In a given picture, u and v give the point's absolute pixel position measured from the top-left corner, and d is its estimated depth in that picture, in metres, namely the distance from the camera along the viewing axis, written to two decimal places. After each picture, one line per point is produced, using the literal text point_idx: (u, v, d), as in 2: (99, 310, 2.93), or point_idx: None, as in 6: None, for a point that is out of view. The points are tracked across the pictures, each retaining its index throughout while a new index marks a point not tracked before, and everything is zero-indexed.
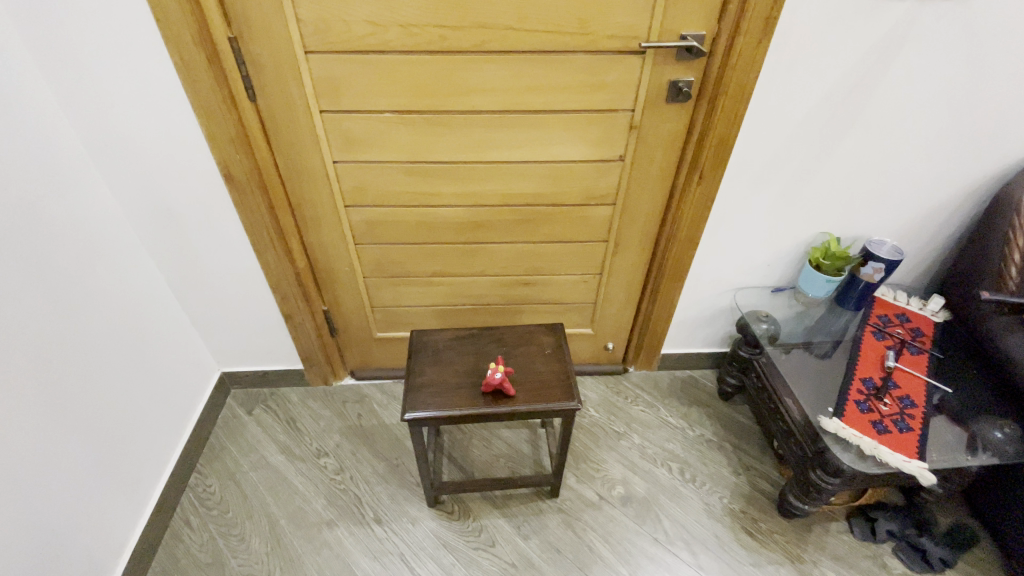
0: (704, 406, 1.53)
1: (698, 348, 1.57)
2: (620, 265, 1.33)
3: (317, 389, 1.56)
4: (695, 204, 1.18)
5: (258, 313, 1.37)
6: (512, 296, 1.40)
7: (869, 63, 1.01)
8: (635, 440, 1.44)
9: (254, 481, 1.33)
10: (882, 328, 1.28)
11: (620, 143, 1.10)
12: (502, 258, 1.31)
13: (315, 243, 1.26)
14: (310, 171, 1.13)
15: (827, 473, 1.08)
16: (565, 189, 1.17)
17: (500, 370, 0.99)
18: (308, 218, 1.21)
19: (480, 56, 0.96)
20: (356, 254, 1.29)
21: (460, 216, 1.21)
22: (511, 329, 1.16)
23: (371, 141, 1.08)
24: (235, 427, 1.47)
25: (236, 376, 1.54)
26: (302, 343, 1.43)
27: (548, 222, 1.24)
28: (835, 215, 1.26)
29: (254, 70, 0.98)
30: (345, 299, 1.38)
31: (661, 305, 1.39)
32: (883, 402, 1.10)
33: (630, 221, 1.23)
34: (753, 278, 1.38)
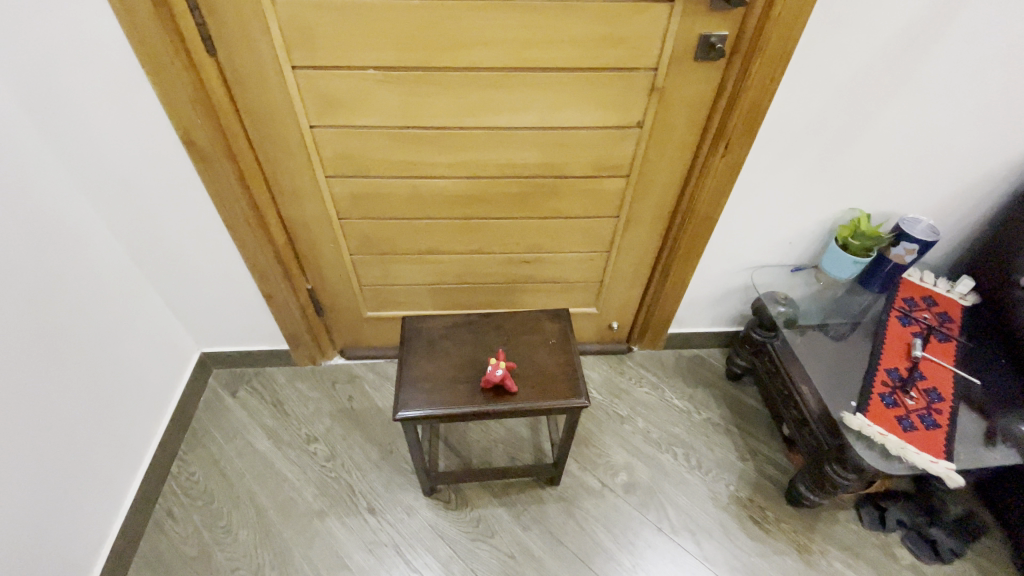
0: (711, 387, 1.46)
1: (706, 328, 1.49)
2: (630, 242, 1.22)
3: (304, 369, 1.47)
4: (718, 178, 1.06)
5: (237, 291, 1.27)
6: (512, 274, 1.30)
7: (933, 16, 0.87)
8: (639, 424, 1.38)
9: (241, 469, 1.27)
10: (908, 313, 1.19)
11: (638, 108, 0.97)
12: (502, 234, 1.20)
13: (295, 217, 1.13)
14: (284, 137, 0.99)
15: (844, 470, 1.03)
16: (574, 159, 1.05)
17: (501, 367, 0.90)
18: (285, 190, 1.08)
19: (480, 2, 0.81)
20: (340, 229, 1.16)
21: (455, 188, 1.09)
22: (512, 315, 1.06)
23: (353, 103, 0.94)
24: (218, 410, 1.39)
25: (217, 356, 1.44)
26: (286, 323, 1.33)
27: (554, 196, 1.11)
28: (869, 190, 1.15)
29: (212, 16, 0.82)
30: (331, 276, 1.27)
31: (672, 285, 1.29)
32: (909, 395, 1.03)
33: (644, 196, 1.11)
34: (772, 257, 1.28)
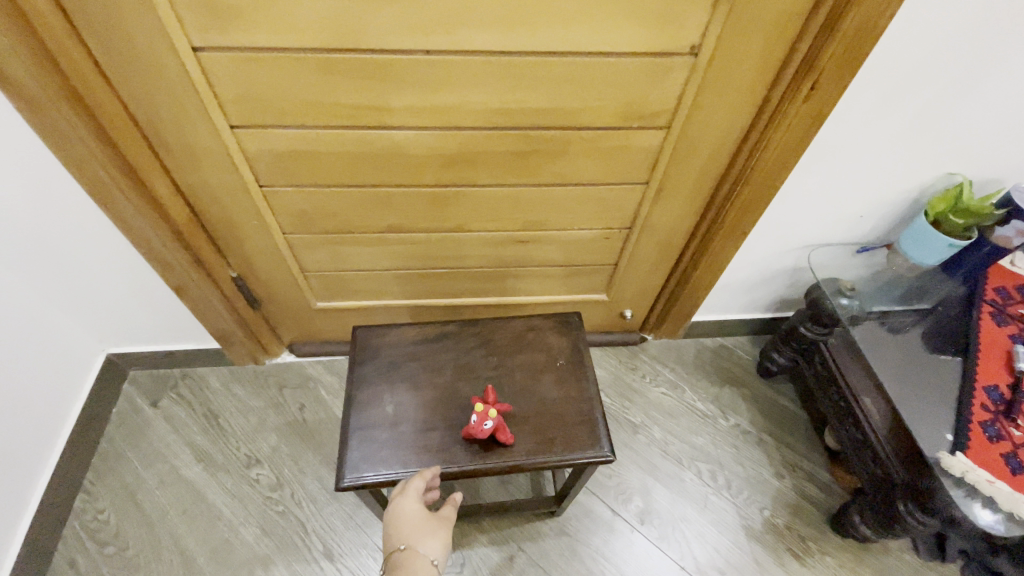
0: (738, 385, 1.23)
1: (736, 314, 1.23)
2: (659, 217, 0.93)
3: (245, 370, 1.20)
4: (792, 132, 0.75)
5: (138, 282, 0.95)
6: (502, 256, 1.01)
7: None
8: (655, 434, 1.15)
9: (164, 504, 1.02)
10: (1003, 308, 0.93)
11: (694, 26, 0.64)
12: (489, 208, 0.89)
13: (198, 185, 0.81)
14: (155, 65, 0.64)
15: (923, 513, 0.80)
16: (593, 104, 0.72)
17: (490, 418, 0.65)
18: (175, 147, 0.75)
19: None
20: (265, 202, 0.84)
21: (422, 145, 0.77)
22: (505, 325, 0.81)
23: (251, 8, 0.59)
24: (135, 426, 1.11)
25: (132, 357, 1.15)
26: (210, 319, 1.03)
27: (561, 157, 0.80)
28: (982, 149, 0.85)
29: None
30: (262, 262, 0.96)
31: (705, 271, 1.02)
32: (1018, 424, 0.79)
33: (685, 158, 0.81)
34: (832, 233, 1.00)
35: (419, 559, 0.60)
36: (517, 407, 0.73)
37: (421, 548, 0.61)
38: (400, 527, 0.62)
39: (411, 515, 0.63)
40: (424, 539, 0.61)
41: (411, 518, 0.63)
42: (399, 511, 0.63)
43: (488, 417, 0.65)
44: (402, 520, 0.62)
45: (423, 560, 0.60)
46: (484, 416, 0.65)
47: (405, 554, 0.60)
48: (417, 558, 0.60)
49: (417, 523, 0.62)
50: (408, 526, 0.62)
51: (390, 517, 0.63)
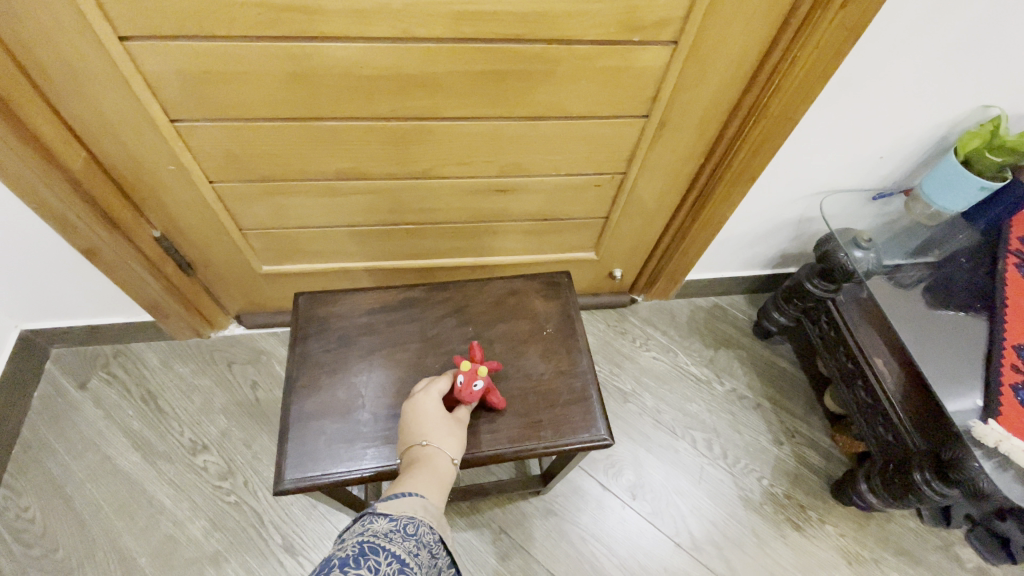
0: (735, 348, 1.14)
1: (734, 272, 1.14)
2: (658, 160, 0.80)
3: (188, 345, 1.05)
4: (823, 49, 0.62)
5: (39, 245, 0.79)
6: (476, 209, 0.87)
7: None
8: (647, 402, 1.06)
9: (97, 499, 0.89)
10: None
11: None
12: (458, 148, 0.75)
13: (91, 118, 0.64)
14: None
15: (944, 485, 0.73)
16: (587, 10, 0.58)
17: (480, 382, 0.54)
18: (48, 66, 0.58)
19: None
20: (183, 143, 0.69)
21: (373, 67, 0.61)
22: (481, 289, 0.69)
23: None
24: (60, 411, 0.97)
25: (52, 333, 0.99)
26: (134, 287, 0.88)
27: (545, 81, 0.66)
28: None
29: None
30: (190, 217, 0.80)
31: (706, 223, 0.91)
32: None
33: (693, 83, 0.68)
34: (848, 178, 0.90)
35: (440, 457, 0.51)
36: (496, 383, 0.62)
37: (441, 446, 0.52)
38: (419, 423, 0.53)
39: (432, 412, 0.54)
40: (445, 436, 0.53)
41: (430, 415, 0.54)
42: (418, 407, 0.54)
43: (479, 376, 0.54)
44: (422, 415, 0.54)
45: (443, 459, 0.51)
46: (474, 376, 0.54)
47: (424, 449, 0.52)
48: (438, 456, 0.51)
49: (437, 422, 0.54)
50: (427, 424, 0.53)
51: (407, 413, 0.55)
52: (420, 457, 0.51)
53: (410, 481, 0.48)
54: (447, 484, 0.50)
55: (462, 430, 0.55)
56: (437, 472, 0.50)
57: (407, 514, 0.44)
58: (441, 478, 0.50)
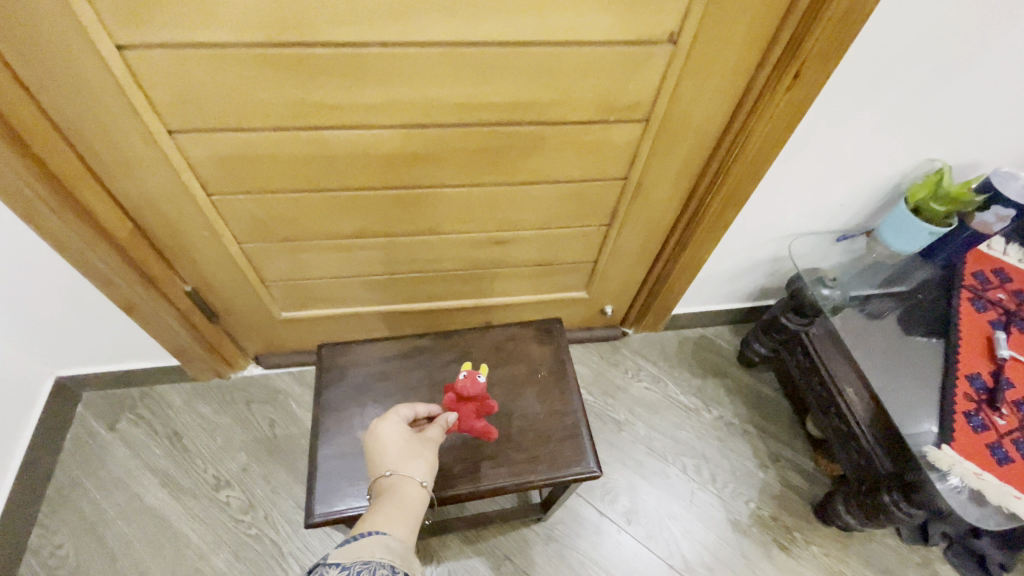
0: (721, 377, 1.22)
1: (717, 306, 1.22)
2: (639, 213, 0.89)
3: (209, 386, 1.13)
4: (775, 122, 0.72)
5: (81, 301, 0.87)
6: (476, 258, 0.96)
7: None
8: (640, 430, 1.13)
9: (127, 534, 0.95)
10: (982, 294, 0.94)
11: (673, 13, 0.59)
12: (459, 207, 0.83)
13: (138, 195, 0.73)
14: (71, 67, 0.57)
15: (908, 502, 0.80)
16: (568, 97, 0.68)
17: (481, 374, 0.62)
18: (105, 155, 0.67)
19: None
20: (216, 212, 0.78)
21: (385, 147, 0.71)
22: (482, 336, 0.77)
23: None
24: (91, 452, 1.04)
25: (84, 378, 1.06)
26: (164, 336, 0.96)
27: (535, 153, 0.75)
28: (962, 135, 0.84)
29: None
30: (217, 272, 0.89)
31: (686, 264, 0.99)
32: (1000, 413, 0.79)
33: (665, 150, 0.77)
34: (814, 223, 0.98)
35: (409, 484, 0.55)
36: (498, 423, 0.69)
37: (403, 469, 0.56)
38: (381, 452, 0.57)
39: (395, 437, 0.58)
40: (406, 460, 0.56)
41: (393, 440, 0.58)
42: (380, 436, 0.58)
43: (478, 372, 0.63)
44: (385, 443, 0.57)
45: (408, 483, 0.54)
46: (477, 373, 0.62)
47: (390, 478, 0.55)
48: (406, 482, 0.55)
49: (402, 447, 0.57)
50: (390, 451, 0.57)
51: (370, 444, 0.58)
52: (388, 487, 0.54)
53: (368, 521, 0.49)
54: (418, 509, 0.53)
55: (426, 451, 0.58)
56: (406, 500, 0.53)
57: (360, 559, 0.44)
58: (411, 504, 0.53)
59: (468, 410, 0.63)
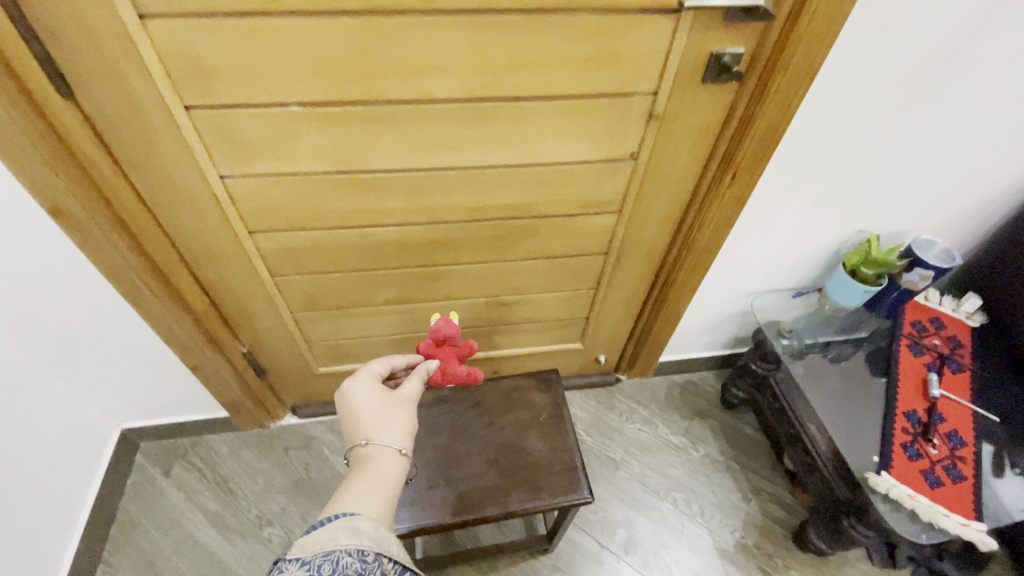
0: (706, 418, 1.36)
1: (699, 353, 1.37)
2: (621, 279, 1.07)
3: (251, 435, 1.28)
4: (722, 210, 0.91)
5: (156, 363, 1.04)
6: (486, 318, 1.13)
7: (973, 26, 0.72)
8: (634, 468, 1.26)
9: (182, 570, 1.08)
10: (919, 340, 1.10)
11: (632, 139, 0.79)
12: (472, 278, 1.02)
13: (216, 278, 0.92)
14: (186, 192, 0.77)
15: (863, 526, 0.94)
16: (557, 197, 0.87)
17: (454, 319, 0.81)
18: (197, 250, 0.86)
19: (432, 18, 0.62)
20: (276, 288, 0.96)
21: (414, 236, 0.90)
22: (492, 386, 0.93)
23: (272, 145, 0.73)
24: (149, 496, 1.18)
25: (144, 430, 1.22)
26: (219, 391, 1.12)
27: (533, 236, 0.94)
28: (882, 212, 1.02)
29: (57, 49, 0.59)
30: (270, 335, 1.06)
31: (665, 319, 1.16)
32: (931, 443, 0.94)
33: (637, 231, 0.96)
34: (771, 281, 1.16)
35: (386, 453, 0.64)
36: (508, 459, 0.84)
37: (376, 434, 0.66)
38: (356, 421, 0.67)
39: (370, 405, 0.69)
40: (377, 426, 0.67)
41: (368, 408, 0.68)
42: (356, 406, 0.68)
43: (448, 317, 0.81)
44: (362, 411, 0.68)
45: (381, 448, 0.64)
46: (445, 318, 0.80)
47: (368, 447, 0.65)
48: (383, 450, 0.64)
49: (376, 414, 0.68)
50: (363, 418, 0.67)
51: (347, 415, 0.68)
52: (367, 455, 0.64)
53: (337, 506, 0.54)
54: (397, 476, 0.63)
55: (396, 413, 0.69)
56: (384, 467, 0.63)
57: (322, 552, 0.47)
58: (388, 472, 0.62)
59: (449, 355, 0.82)
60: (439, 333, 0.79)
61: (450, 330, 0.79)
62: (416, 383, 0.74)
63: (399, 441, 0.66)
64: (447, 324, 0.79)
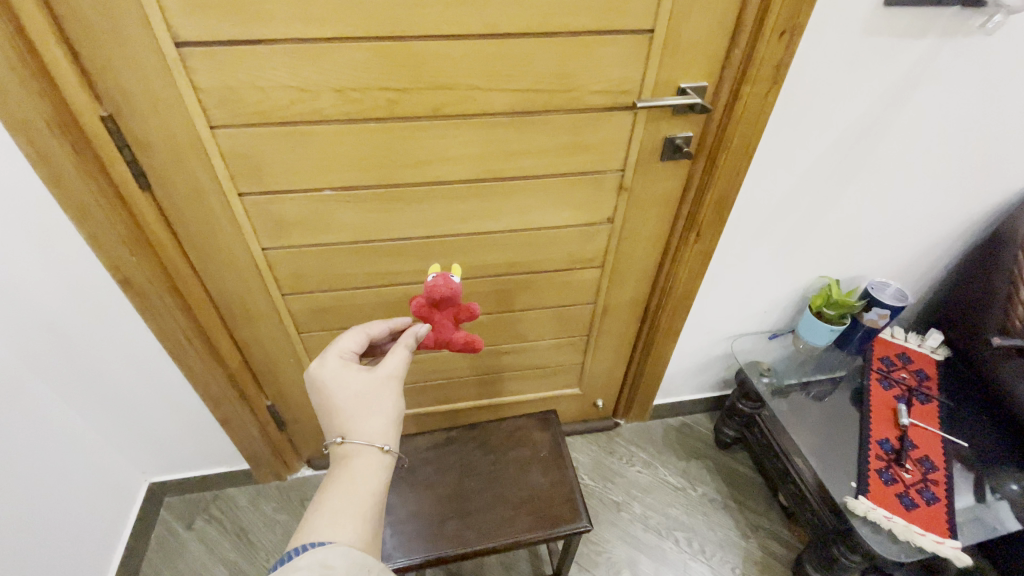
0: (702, 459, 1.42)
1: (690, 395, 1.46)
2: (610, 326, 1.19)
3: (269, 487, 1.35)
4: (693, 263, 1.04)
5: (189, 417, 1.14)
6: (489, 366, 1.24)
7: (880, 109, 0.88)
8: (636, 509, 1.32)
9: None
10: (887, 375, 1.21)
11: (607, 206, 0.95)
12: (476, 330, 1.13)
13: (250, 336, 1.04)
14: (232, 263, 0.91)
15: (851, 552, 1.02)
16: (548, 255, 1.01)
17: (454, 277, 0.73)
18: (236, 312, 0.99)
19: (440, 121, 0.79)
20: (302, 344, 1.08)
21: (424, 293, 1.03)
22: (497, 427, 1.02)
23: (308, 222, 0.88)
24: (172, 549, 1.23)
25: (169, 485, 1.29)
26: (244, 443, 1.21)
27: (528, 290, 1.07)
28: (838, 260, 1.15)
29: (145, 156, 0.75)
30: (293, 388, 1.17)
31: (654, 362, 1.26)
32: (905, 468, 1.03)
33: (620, 282, 1.09)
34: (748, 325, 1.27)
35: (367, 452, 0.61)
36: (513, 492, 0.92)
37: (353, 427, 0.62)
38: (332, 414, 0.63)
39: (347, 391, 0.64)
40: (354, 417, 0.62)
41: (344, 396, 0.64)
42: (332, 394, 0.64)
43: (446, 276, 0.73)
44: (338, 399, 0.63)
45: (358, 447, 0.61)
46: (442, 277, 0.72)
47: (346, 445, 0.61)
48: (363, 449, 0.61)
49: (355, 402, 0.63)
50: (338, 409, 0.63)
51: (322, 406, 0.64)
52: (346, 456, 0.61)
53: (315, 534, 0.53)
54: (379, 481, 0.60)
55: (375, 399, 0.64)
56: (364, 470, 0.60)
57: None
58: (370, 476, 0.59)
59: (444, 319, 0.75)
60: (432, 293, 0.72)
61: (443, 290, 0.71)
62: (398, 357, 0.69)
63: (382, 437, 0.62)
64: (442, 284, 0.72)
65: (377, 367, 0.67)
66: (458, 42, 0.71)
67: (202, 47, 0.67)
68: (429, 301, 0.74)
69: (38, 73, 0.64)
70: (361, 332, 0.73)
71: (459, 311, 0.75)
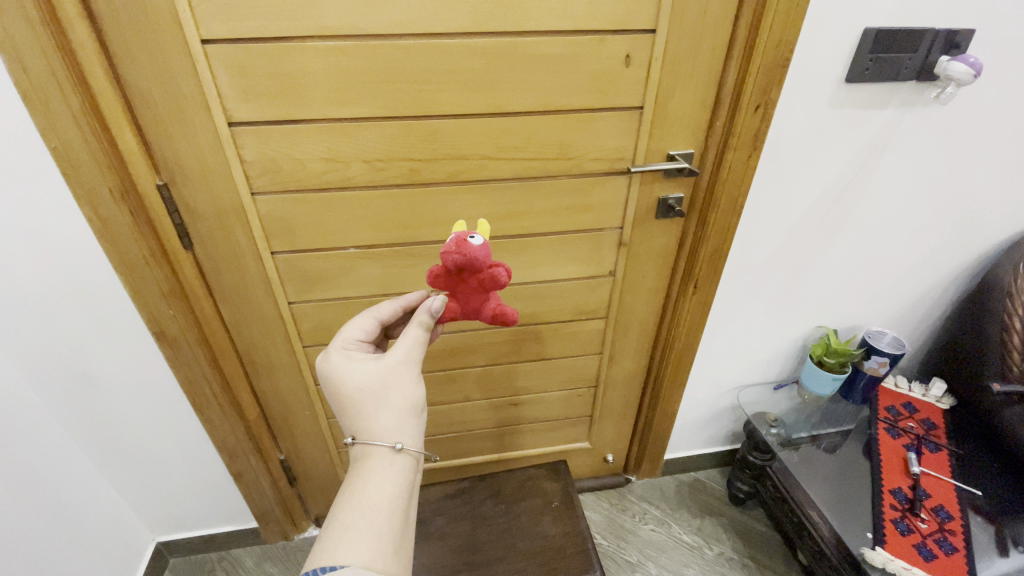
0: (718, 516, 1.39)
1: (701, 449, 1.46)
2: (616, 376, 1.22)
3: (277, 547, 1.33)
4: (693, 313, 1.09)
5: (201, 471, 1.15)
6: (500, 418, 1.26)
7: (853, 169, 0.97)
8: (651, 570, 1.28)
9: None
10: (895, 424, 1.23)
11: (609, 261, 1.02)
12: (485, 381, 1.17)
13: (272, 388, 1.08)
14: (260, 316, 0.97)
15: None
16: (555, 307, 1.07)
17: (471, 236, 0.69)
18: (259, 365, 1.04)
19: (455, 186, 0.88)
20: (319, 395, 1.11)
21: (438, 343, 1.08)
22: (510, 477, 1.15)
23: (333, 277, 0.95)
24: None
25: (176, 544, 1.28)
26: (256, 499, 1.21)
27: (536, 341, 1.12)
28: (832, 311, 1.20)
29: (191, 218, 0.84)
30: (306, 441, 1.19)
31: (662, 414, 1.27)
32: (919, 518, 1.04)
33: (624, 333, 1.14)
34: (753, 375, 1.30)
35: (378, 455, 0.64)
36: (526, 539, 1.03)
37: (360, 425, 0.65)
38: (343, 412, 0.68)
39: (355, 383, 0.67)
40: (360, 416, 0.66)
41: (350, 389, 0.67)
42: (340, 388, 0.67)
43: (461, 239, 0.68)
44: (347, 391, 0.67)
45: (366, 446, 0.65)
46: (455, 242, 0.68)
47: (356, 445, 0.66)
48: (373, 449, 0.64)
49: (362, 395, 0.66)
50: (347, 407, 0.67)
51: (334, 400, 0.68)
52: (360, 458, 0.65)
53: (331, 555, 0.57)
54: (393, 481, 0.63)
55: (381, 390, 0.66)
56: (376, 472, 0.63)
57: None
58: (382, 481, 0.63)
59: (469, 286, 0.72)
60: (446, 262, 0.69)
61: (455, 258, 0.68)
62: (410, 340, 0.70)
63: (392, 434, 0.65)
64: (455, 252, 0.68)
65: (386, 355, 0.69)
66: (472, 119, 0.82)
67: (252, 126, 0.77)
68: (449, 269, 0.70)
69: (109, 148, 0.74)
70: (371, 319, 0.76)
71: (486, 279, 0.71)
